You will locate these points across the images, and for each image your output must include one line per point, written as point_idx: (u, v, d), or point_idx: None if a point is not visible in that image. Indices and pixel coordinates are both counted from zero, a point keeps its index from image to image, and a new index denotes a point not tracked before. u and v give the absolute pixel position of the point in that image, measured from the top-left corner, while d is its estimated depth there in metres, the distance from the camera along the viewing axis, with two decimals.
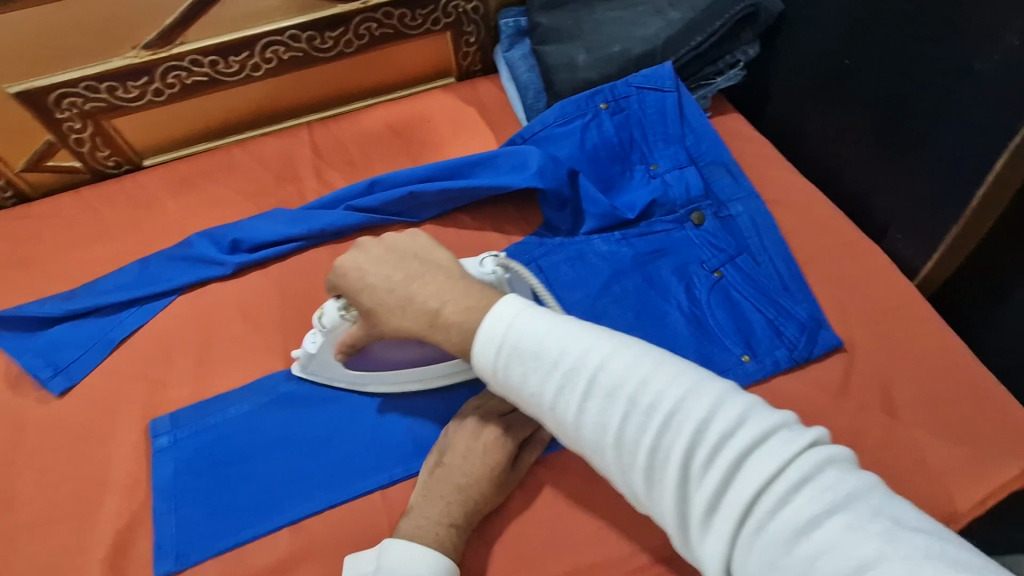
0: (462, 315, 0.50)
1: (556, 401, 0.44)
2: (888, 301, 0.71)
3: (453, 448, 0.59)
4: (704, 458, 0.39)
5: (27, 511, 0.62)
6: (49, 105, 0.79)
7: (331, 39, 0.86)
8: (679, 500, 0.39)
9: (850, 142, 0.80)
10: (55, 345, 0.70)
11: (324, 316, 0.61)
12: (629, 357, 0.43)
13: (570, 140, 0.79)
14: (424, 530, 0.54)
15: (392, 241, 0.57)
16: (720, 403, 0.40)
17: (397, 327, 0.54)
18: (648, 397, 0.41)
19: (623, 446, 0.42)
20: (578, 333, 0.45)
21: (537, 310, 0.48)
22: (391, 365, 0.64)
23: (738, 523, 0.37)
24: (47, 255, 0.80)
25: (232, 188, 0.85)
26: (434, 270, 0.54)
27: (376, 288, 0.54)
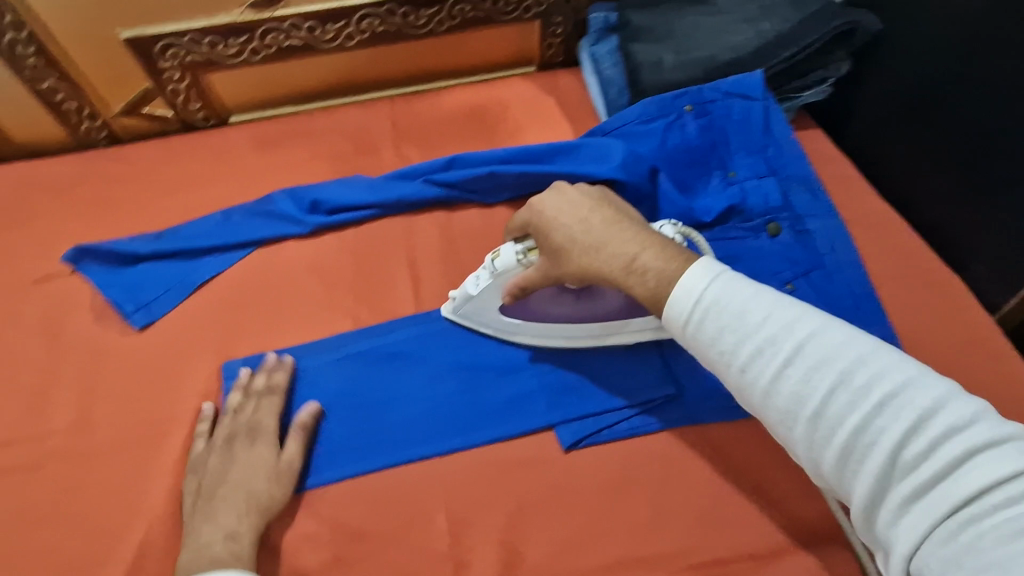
0: (662, 263, 0.53)
1: (753, 367, 0.46)
2: (963, 335, 0.70)
3: (211, 468, 0.60)
4: (919, 449, 0.40)
5: (101, 433, 0.65)
6: (154, 53, 0.82)
7: (424, 17, 0.88)
8: (876, 481, 0.41)
9: (937, 170, 0.78)
10: (138, 281, 0.74)
11: (499, 257, 0.61)
12: (842, 338, 0.44)
13: (651, 138, 0.80)
14: (203, 550, 0.54)
15: (587, 189, 0.61)
16: (943, 399, 0.41)
17: (586, 267, 0.57)
18: (862, 377, 0.43)
19: (819, 419, 0.44)
20: (785, 306, 0.47)
21: (742, 278, 0.50)
22: (541, 319, 0.66)
23: (944, 514, 0.38)
24: (135, 196, 0.83)
25: (313, 152, 0.88)
26: (631, 220, 0.58)
27: (569, 228, 0.58)
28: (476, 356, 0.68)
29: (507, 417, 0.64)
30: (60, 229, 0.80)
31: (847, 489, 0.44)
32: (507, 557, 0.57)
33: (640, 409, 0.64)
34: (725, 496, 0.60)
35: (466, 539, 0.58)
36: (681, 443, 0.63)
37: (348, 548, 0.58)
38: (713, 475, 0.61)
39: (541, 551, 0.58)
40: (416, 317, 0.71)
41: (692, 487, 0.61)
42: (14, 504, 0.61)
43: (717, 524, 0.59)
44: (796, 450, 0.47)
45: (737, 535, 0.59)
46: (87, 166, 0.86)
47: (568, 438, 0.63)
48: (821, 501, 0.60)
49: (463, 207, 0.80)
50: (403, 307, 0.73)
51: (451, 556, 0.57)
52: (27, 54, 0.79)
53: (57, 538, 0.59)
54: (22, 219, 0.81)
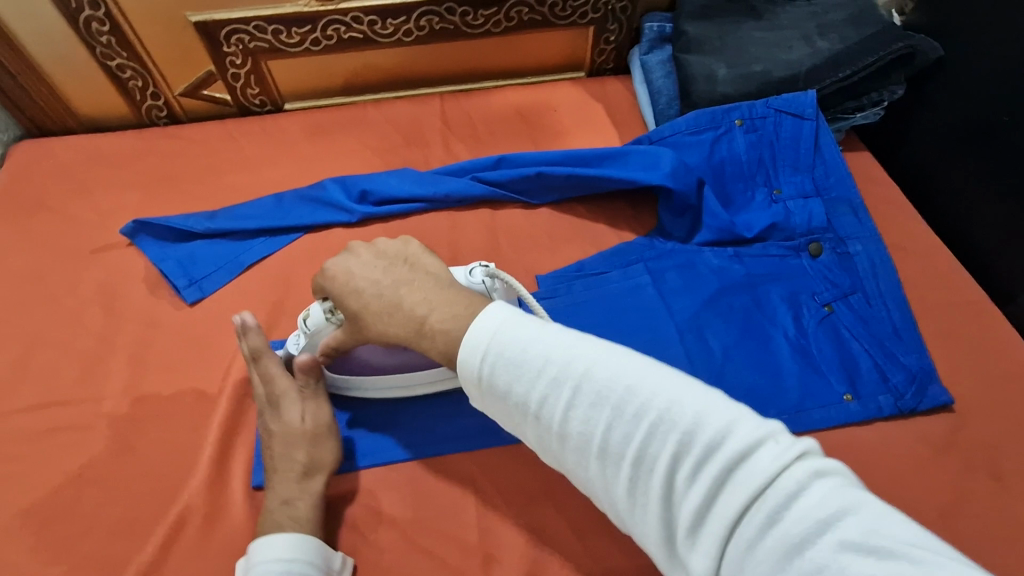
0: (448, 322, 0.51)
1: (540, 411, 0.44)
2: (1006, 369, 0.69)
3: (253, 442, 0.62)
4: (686, 473, 0.38)
5: (149, 400, 0.67)
6: (219, 38, 0.85)
7: (482, 18, 0.89)
8: (663, 514, 0.39)
9: (989, 200, 0.77)
10: (191, 258, 0.76)
11: (308, 317, 0.62)
12: (607, 366, 0.43)
13: (698, 150, 0.80)
14: (268, 516, 0.57)
15: (383, 247, 0.60)
16: (699, 417, 0.39)
17: (382, 331, 0.56)
18: (630, 408, 0.41)
19: (606, 457, 0.42)
20: (558, 340, 0.46)
21: (520, 316, 0.48)
22: (375, 373, 0.65)
23: (723, 538, 0.36)
24: (191, 175, 0.86)
25: (363, 143, 0.90)
26: (423, 277, 0.57)
27: (364, 293, 0.57)
28: None
29: None
30: (119, 201, 0.83)
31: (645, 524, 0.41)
32: (535, 554, 0.58)
33: None
34: None
35: (496, 532, 0.59)
36: None
37: (379, 533, 0.59)
38: None
39: (568, 550, 0.58)
40: None
41: None
42: (66, 460, 0.63)
43: None
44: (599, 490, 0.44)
45: None
46: (147, 143, 0.89)
47: None
48: None
49: (507, 206, 0.82)
50: None
51: (480, 548, 0.58)
52: (101, 31, 0.82)
53: (103, 497, 0.61)
54: (84, 189, 0.84)
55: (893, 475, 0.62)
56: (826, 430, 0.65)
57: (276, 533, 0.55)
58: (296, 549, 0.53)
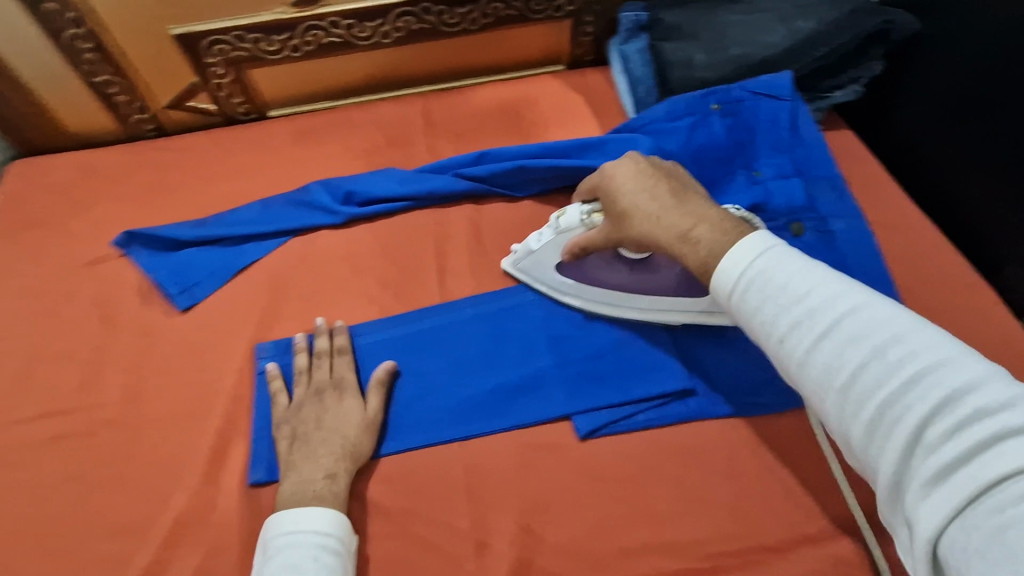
0: (715, 235, 0.54)
1: (788, 337, 0.45)
2: (993, 339, 0.69)
3: (298, 416, 0.63)
4: (943, 427, 0.37)
5: (145, 407, 0.68)
6: (201, 49, 0.86)
7: (458, 16, 0.90)
8: (900, 460, 0.39)
9: (976, 172, 0.76)
10: (182, 266, 0.77)
11: (564, 215, 0.65)
12: (882, 312, 0.43)
13: (677, 136, 0.80)
14: (305, 487, 0.58)
15: (657, 162, 0.63)
16: (981, 379, 0.38)
17: (646, 233, 0.59)
18: (898, 352, 0.41)
19: (851, 391, 0.42)
20: (827, 278, 0.46)
21: (787, 251, 0.49)
22: (607, 286, 0.68)
23: (966, 497, 0.35)
24: (180, 185, 0.88)
25: (348, 146, 0.91)
26: (694, 195, 0.59)
27: (634, 198, 0.60)
28: (498, 348, 0.70)
29: (525, 409, 0.65)
30: (111, 215, 0.84)
31: (873, 467, 0.41)
32: (526, 539, 0.59)
33: (658, 403, 0.65)
34: (746, 489, 0.61)
35: (487, 519, 0.60)
36: (700, 435, 0.64)
37: (374, 526, 0.60)
38: (733, 469, 0.62)
39: (559, 533, 0.59)
40: (442, 306, 0.73)
41: (710, 479, 0.61)
42: (68, 467, 0.65)
43: (738, 516, 0.59)
44: (830, 428, 0.45)
45: (759, 528, 0.59)
46: (137, 156, 0.91)
47: (587, 427, 0.64)
48: (845, 498, 0.60)
49: (491, 201, 0.83)
50: (430, 297, 0.75)
51: (473, 535, 0.59)
52: (86, 49, 0.84)
53: (106, 501, 0.63)
54: (77, 205, 0.85)
55: None
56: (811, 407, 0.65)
57: (310, 506, 0.56)
58: (327, 523, 0.55)
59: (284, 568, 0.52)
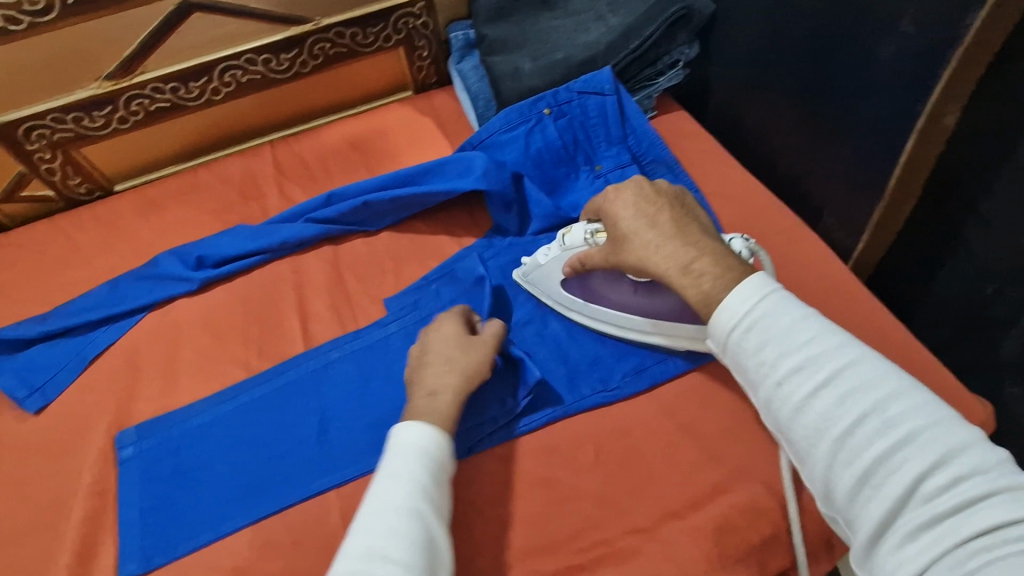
0: (718, 272, 0.55)
1: (787, 382, 0.49)
2: (823, 286, 0.74)
3: (420, 353, 0.65)
4: (938, 482, 0.42)
5: (1, 525, 0.64)
6: (18, 138, 0.83)
7: (286, 61, 0.90)
8: (891, 509, 0.43)
9: (785, 132, 0.81)
10: (30, 366, 0.74)
11: (570, 233, 0.70)
12: (880, 369, 0.47)
13: (515, 146, 0.83)
14: (420, 408, 0.59)
15: (665, 187, 0.64)
16: (967, 444, 0.43)
17: (641, 259, 0.60)
18: (896, 410, 0.45)
19: (847, 441, 0.46)
20: (828, 328, 0.50)
21: (785, 295, 0.52)
22: (608, 308, 0.69)
23: (956, 545, 0.40)
24: (22, 281, 0.83)
25: (199, 208, 0.89)
26: (695, 225, 0.60)
27: (637, 222, 0.61)
28: (366, 385, 0.70)
29: None
30: None
31: (857, 515, 0.45)
32: None
33: (526, 408, 0.67)
34: (614, 476, 0.63)
35: None
36: (566, 432, 0.66)
37: None
38: (601, 458, 0.64)
39: None
40: (305, 354, 0.73)
41: (582, 472, 0.63)
42: None
43: (610, 505, 0.61)
44: (811, 471, 0.49)
45: (629, 511, 0.61)
46: None
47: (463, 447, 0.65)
48: (706, 465, 0.63)
49: (347, 238, 0.83)
50: (293, 347, 0.74)
51: None
52: None
53: None
54: None
55: (736, 408, 0.66)
56: (670, 380, 0.68)
57: (426, 425, 0.57)
58: (432, 441, 0.55)
59: (389, 471, 0.53)
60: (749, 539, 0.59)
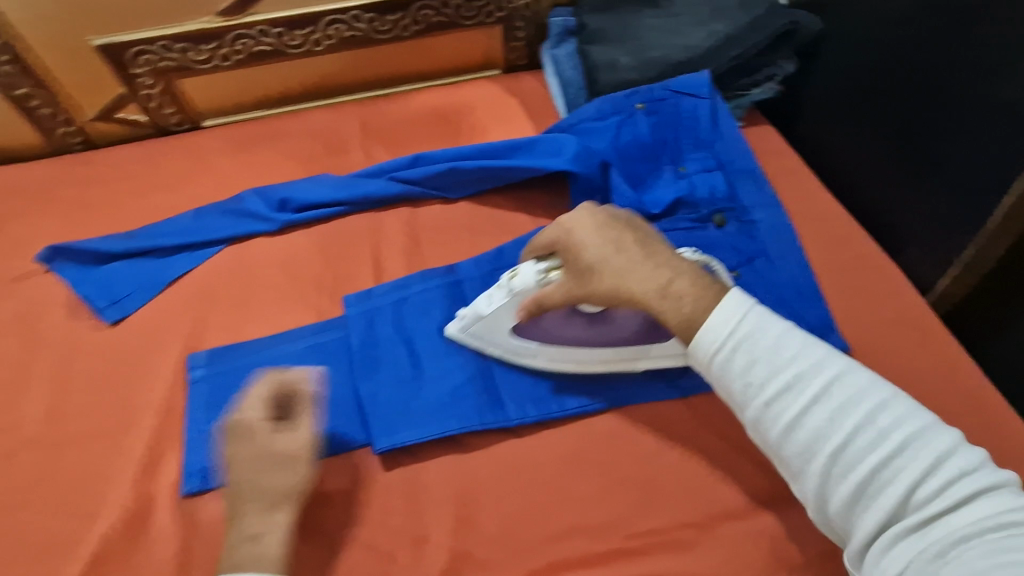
0: (694, 291, 0.58)
1: (777, 402, 0.52)
2: (899, 317, 0.74)
3: (236, 460, 0.58)
4: (924, 480, 0.47)
5: (73, 424, 0.67)
6: (126, 60, 0.85)
7: (390, 23, 0.91)
8: (885, 509, 0.47)
9: (875, 160, 0.81)
10: (111, 279, 0.76)
11: (517, 278, 0.63)
12: (863, 381, 0.51)
13: (604, 135, 0.83)
14: (241, 546, 0.54)
15: (615, 212, 0.64)
16: (943, 443, 0.48)
17: (618, 286, 0.60)
18: (880, 424, 0.49)
19: (839, 454, 0.49)
20: (809, 346, 0.53)
21: (766, 315, 0.56)
22: (566, 346, 0.66)
23: (946, 544, 0.44)
24: (109, 198, 0.86)
25: (283, 153, 0.90)
26: (656, 244, 0.62)
27: (602, 251, 0.60)
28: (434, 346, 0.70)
29: (457, 404, 0.66)
30: (35, 230, 0.82)
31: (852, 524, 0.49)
32: (462, 530, 0.60)
33: (591, 392, 0.67)
34: (672, 471, 0.63)
35: (426, 512, 0.61)
36: (628, 421, 0.66)
37: (310, 522, 0.60)
38: (661, 452, 0.64)
39: (492, 525, 0.60)
40: (361, 298, 0.73)
41: (637, 461, 0.64)
42: None
43: (666, 498, 0.62)
44: (802, 485, 0.52)
45: (684, 506, 0.61)
46: (63, 169, 0.88)
47: (528, 421, 0.65)
48: (766, 474, 0.63)
49: (426, 203, 0.84)
50: None
51: (406, 526, 0.60)
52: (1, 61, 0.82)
53: (28, 526, 0.61)
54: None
55: None
56: None
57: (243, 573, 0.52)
58: None
59: None
60: (804, 553, 0.59)
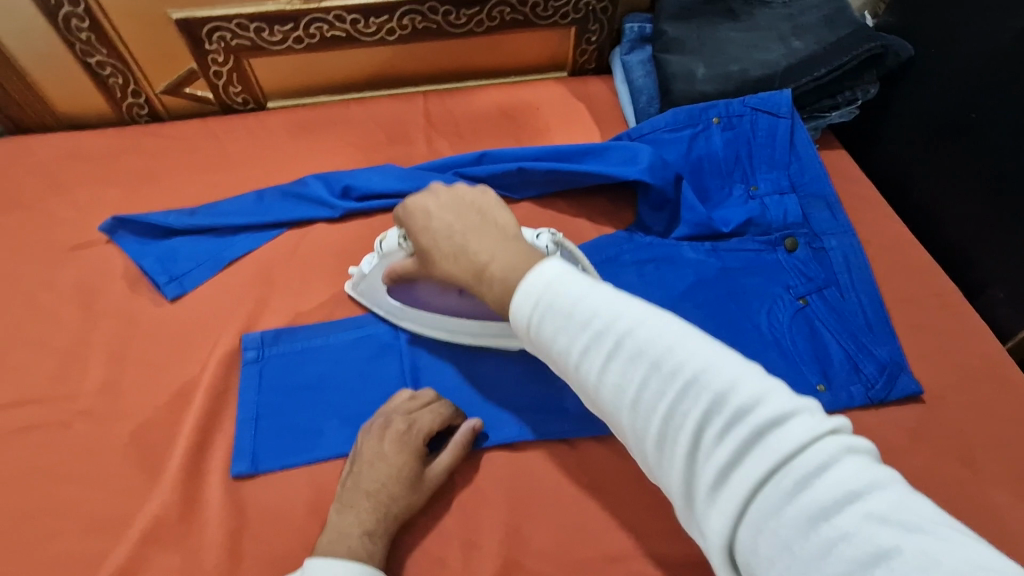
0: (505, 272, 0.51)
1: (581, 361, 0.44)
2: (975, 361, 0.71)
3: (361, 455, 0.60)
4: (717, 431, 0.38)
5: (131, 397, 0.67)
6: (201, 36, 0.85)
7: (464, 17, 0.90)
8: (686, 470, 0.38)
9: (959, 194, 0.78)
10: (173, 253, 0.76)
11: (386, 240, 0.68)
12: (661, 322, 0.42)
13: (677, 147, 0.82)
14: (342, 538, 0.55)
15: (463, 192, 0.60)
16: (741, 379, 0.38)
17: (444, 266, 0.58)
18: (670, 364, 0.40)
19: (637, 410, 0.41)
20: (612, 295, 0.45)
21: (567, 270, 0.47)
22: (434, 312, 0.68)
23: (744, 502, 0.36)
24: (172, 171, 0.86)
25: (346, 141, 0.90)
26: (496, 225, 0.56)
27: (437, 233, 0.58)
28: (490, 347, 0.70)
29: (514, 410, 0.66)
30: (100, 199, 0.82)
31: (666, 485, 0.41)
32: (514, 542, 0.59)
33: None
34: None
35: (479, 523, 0.60)
36: None
37: None
38: None
39: (547, 541, 0.59)
40: None
41: None
42: (42, 459, 0.63)
43: None
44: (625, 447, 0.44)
45: None
46: (129, 140, 0.88)
47: (586, 436, 0.65)
48: None
49: None
50: None
51: (460, 534, 0.60)
52: (81, 28, 0.82)
53: (81, 497, 0.61)
54: (64, 187, 0.83)
55: None
56: None
57: (349, 561, 0.53)
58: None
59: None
60: None
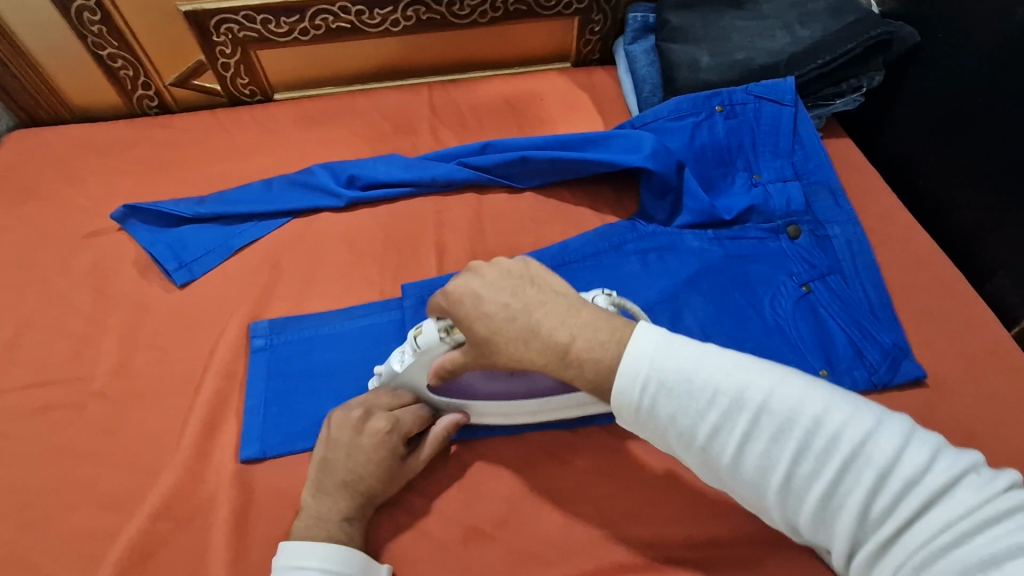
0: (598, 353, 0.48)
1: (715, 441, 0.45)
2: (980, 348, 0.71)
3: (335, 446, 0.60)
4: (884, 501, 0.40)
5: (141, 381, 0.68)
6: (209, 27, 0.86)
7: (469, 8, 0.91)
8: (853, 537, 0.41)
9: (966, 179, 0.77)
10: (182, 241, 0.77)
11: (420, 336, 0.57)
12: (794, 393, 0.43)
13: (681, 136, 0.82)
14: (320, 524, 0.56)
15: (506, 265, 0.53)
16: (894, 445, 0.40)
17: (514, 358, 0.51)
18: (820, 438, 0.42)
19: (789, 485, 0.43)
20: (735, 366, 0.45)
21: (677, 341, 0.47)
22: (485, 400, 0.62)
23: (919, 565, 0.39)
24: (181, 162, 0.87)
25: (351, 131, 0.91)
26: (559, 297, 0.51)
27: (494, 320, 0.51)
28: None
29: None
30: (112, 188, 0.84)
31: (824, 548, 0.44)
32: (515, 524, 0.60)
33: None
34: None
35: (481, 504, 0.61)
36: None
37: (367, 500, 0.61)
38: None
39: (547, 522, 0.60)
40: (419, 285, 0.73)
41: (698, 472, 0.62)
42: (56, 439, 0.65)
43: (726, 510, 0.60)
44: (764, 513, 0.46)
45: (743, 521, 0.60)
46: (139, 131, 0.90)
47: (588, 422, 0.65)
48: None
49: (493, 190, 0.83)
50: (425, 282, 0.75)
51: (461, 515, 0.61)
52: (93, 21, 0.84)
53: (94, 476, 0.62)
54: (76, 176, 0.85)
55: None
56: None
57: (319, 545, 0.54)
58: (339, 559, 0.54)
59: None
60: None
